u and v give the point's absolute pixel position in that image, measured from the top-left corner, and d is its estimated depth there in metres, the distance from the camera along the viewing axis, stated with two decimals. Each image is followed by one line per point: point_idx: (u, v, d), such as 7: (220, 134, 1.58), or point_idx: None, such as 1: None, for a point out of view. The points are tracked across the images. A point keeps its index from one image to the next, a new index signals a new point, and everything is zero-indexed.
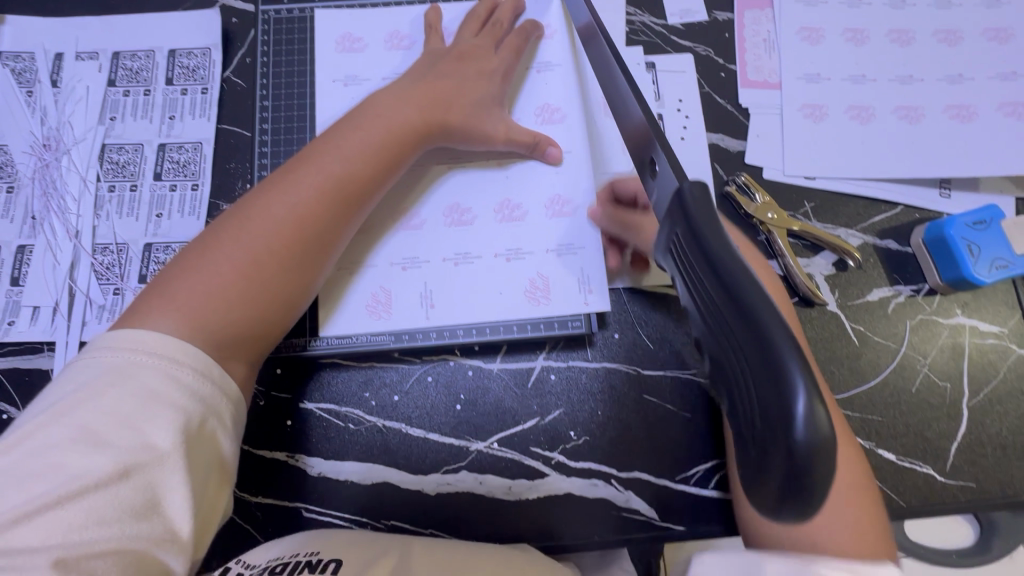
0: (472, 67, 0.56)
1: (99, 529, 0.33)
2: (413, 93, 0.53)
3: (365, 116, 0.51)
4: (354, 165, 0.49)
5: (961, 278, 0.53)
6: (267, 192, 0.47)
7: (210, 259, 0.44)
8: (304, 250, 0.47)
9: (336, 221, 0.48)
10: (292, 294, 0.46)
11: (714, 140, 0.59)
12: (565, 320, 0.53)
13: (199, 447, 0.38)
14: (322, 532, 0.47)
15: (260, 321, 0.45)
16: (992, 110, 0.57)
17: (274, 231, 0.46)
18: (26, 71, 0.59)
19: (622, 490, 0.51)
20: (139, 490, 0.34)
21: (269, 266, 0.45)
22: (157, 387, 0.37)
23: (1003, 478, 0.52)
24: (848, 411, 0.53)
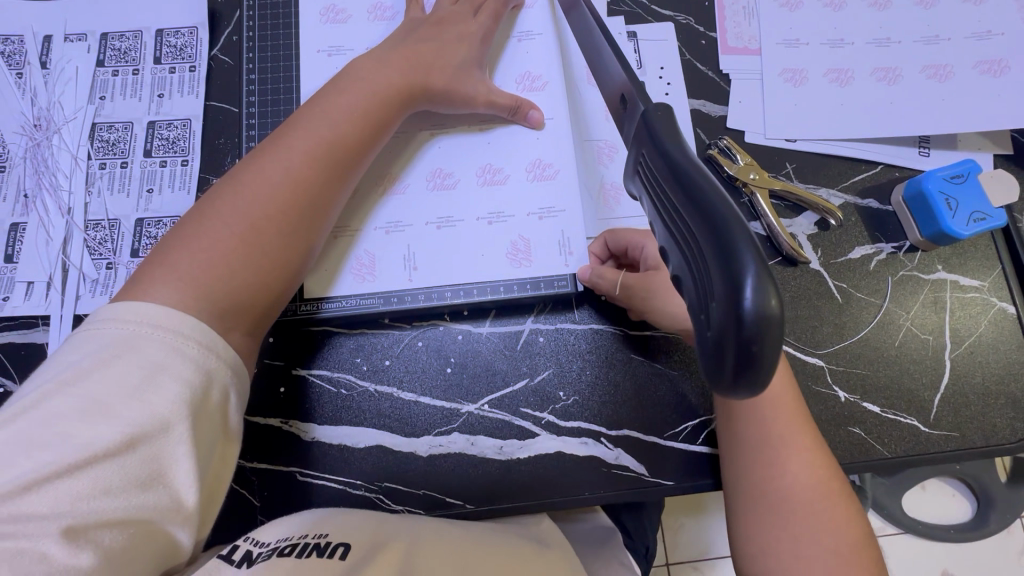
0: (452, 32, 0.56)
1: (107, 499, 0.33)
2: (392, 58, 0.53)
3: (348, 82, 0.52)
4: (343, 130, 0.49)
5: (940, 232, 0.54)
6: (259, 158, 0.47)
7: (208, 226, 0.44)
8: (300, 214, 0.47)
9: (330, 186, 0.49)
10: (291, 259, 0.47)
11: (696, 106, 0.60)
12: (551, 281, 0.54)
13: (204, 420, 0.37)
14: (328, 513, 0.46)
15: (263, 287, 0.45)
16: (968, 69, 0.58)
17: (270, 195, 0.45)
18: (15, 53, 0.60)
19: (611, 448, 0.52)
20: (145, 462, 0.34)
21: (268, 231, 0.45)
22: (163, 360, 0.36)
23: (985, 427, 0.53)
24: (832, 366, 0.54)
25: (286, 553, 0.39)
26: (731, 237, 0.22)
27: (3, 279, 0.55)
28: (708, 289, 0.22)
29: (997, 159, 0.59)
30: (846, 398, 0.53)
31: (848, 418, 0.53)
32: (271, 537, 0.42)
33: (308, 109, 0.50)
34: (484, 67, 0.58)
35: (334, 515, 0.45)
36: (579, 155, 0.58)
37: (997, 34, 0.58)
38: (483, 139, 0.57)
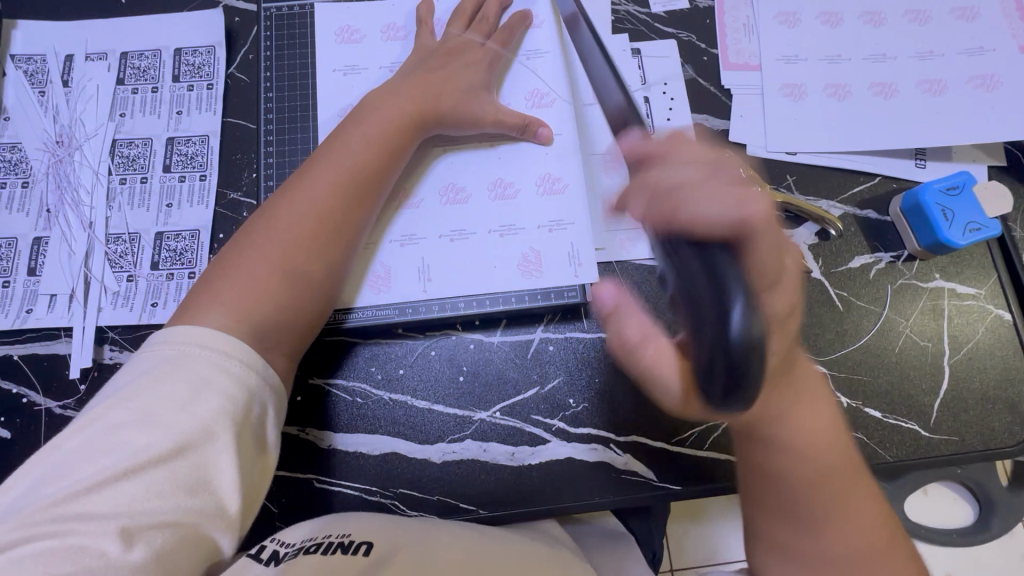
0: (460, 61, 0.59)
1: (157, 501, 0.36)
2: (405, 85, 0.56)
3: (365, 111, 0.54)
4: (364, 157, 0.52)
5: (937, 241, 0.55)
6: (289, 188, 0.50)
7: (247, 256, 0.47)
8: (329, 238, 0.49)
9: (356, 211, 0.51)
10: (323, 282, 0.49)
11: (699, 121, 0.62)
12: (561, 291, 0.56)
13: (248, 433, 0.40)
14: (349, 514, 0.48)
15: (299, 309, 0.47)
16: (962, 83, 0.60)
17: (300, 223, 0.48)
18: (37, 72, 0.62)
19: (620, 453, 0.53)
20: (192, 468, 0.37)
21: (300, 257, 0.48)
22: (210, 376, 0.40)
23: (984, 431, 0.54)
24: (834, 372, 0.55)
25: (310, 551, 0.42)
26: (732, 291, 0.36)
27: (26, 292, 0.56)
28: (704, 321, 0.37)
29: (992, 170, 0.61)
30: (848, 404, 0.54)
31: (851, 423, 0.54)
32: (295, 537, 0.44)
33: (333, 138, 0.53)
34: (492, 86, 0.60)
35: (353, 517, 0.48)
36: (585, 168, 0.59)
37: (989, 49, 0.60)
38: (491, 153, 0.59)
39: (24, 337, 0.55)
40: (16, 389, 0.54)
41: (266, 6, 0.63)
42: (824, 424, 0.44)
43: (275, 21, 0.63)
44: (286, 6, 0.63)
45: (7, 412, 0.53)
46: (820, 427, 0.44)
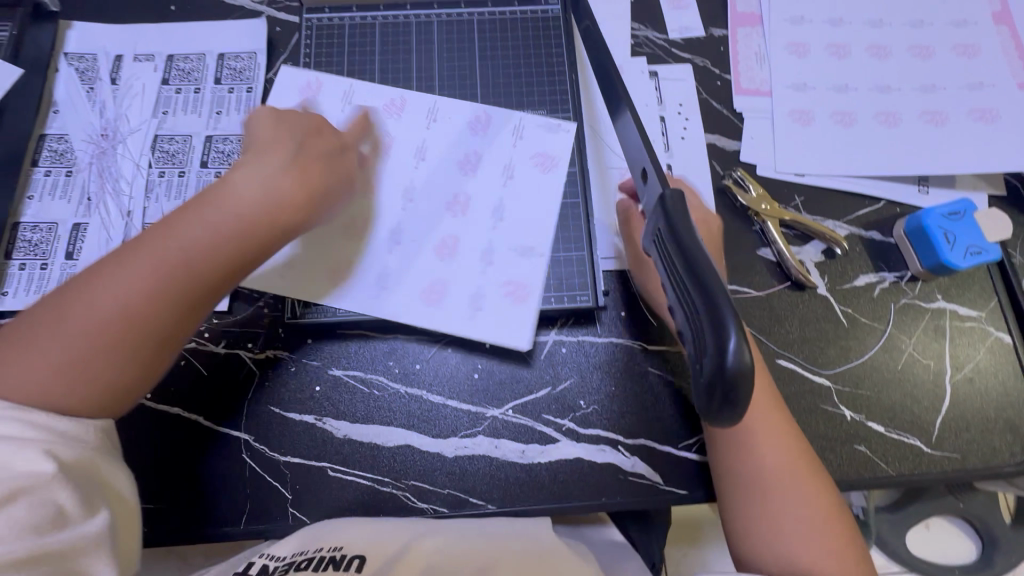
0: (331, 151, 0.55)
1: (2, 542, 0.34)
2: (274, 168, 0.50)
3: (209, 195, 0.48)
4: (231, 232, 0.46)
5: (938, 263, 0.57)
6: (98, 276, 0.43)
7: (20, 353, 0.40)
8: (137, 337, 0.42)
9: (183, 303, 0.44)
10: (125, 379, 0.42)
11: (711, 141, 0.65)
12: (574, 295, 0.58)
13: (83, 470, 0.39)
14: (328, 524, 0.50)
15: (79, 409, 0.41)
16: (963, 116, 0.63)
17: (97, 319, 0.42)
18: (88, 70, 0.65)
19: (628, 455, 0.55)
20: (35, 506, 0.35)
21: (131, 339, 0.42)
22: (18, 433, 0.37)
23: (984, 451, 0.55)
24: (838, 386, 0.57)
25: (302, 568, 0.44)
26: (715, 298, 0.29)
27: (63, 275, 0.58)
28: (701, 347, 0.29)
29: (992, 198, 0.63)
30: (852, 417, 0.56)
31: (853, 436, 0.55)
32: (285, 550, 0.47)
33: (167, 222, 0.46)
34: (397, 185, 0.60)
35: (347, 522, 0.49)
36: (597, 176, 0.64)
37: (989, 85, 0.64)
38: (391, 243, 0.58)
39: None
40: None
41: (309, 17, 0.66)
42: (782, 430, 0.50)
43: (316, 31, 0.66)
44: (327, 17, 0.67)
45: None
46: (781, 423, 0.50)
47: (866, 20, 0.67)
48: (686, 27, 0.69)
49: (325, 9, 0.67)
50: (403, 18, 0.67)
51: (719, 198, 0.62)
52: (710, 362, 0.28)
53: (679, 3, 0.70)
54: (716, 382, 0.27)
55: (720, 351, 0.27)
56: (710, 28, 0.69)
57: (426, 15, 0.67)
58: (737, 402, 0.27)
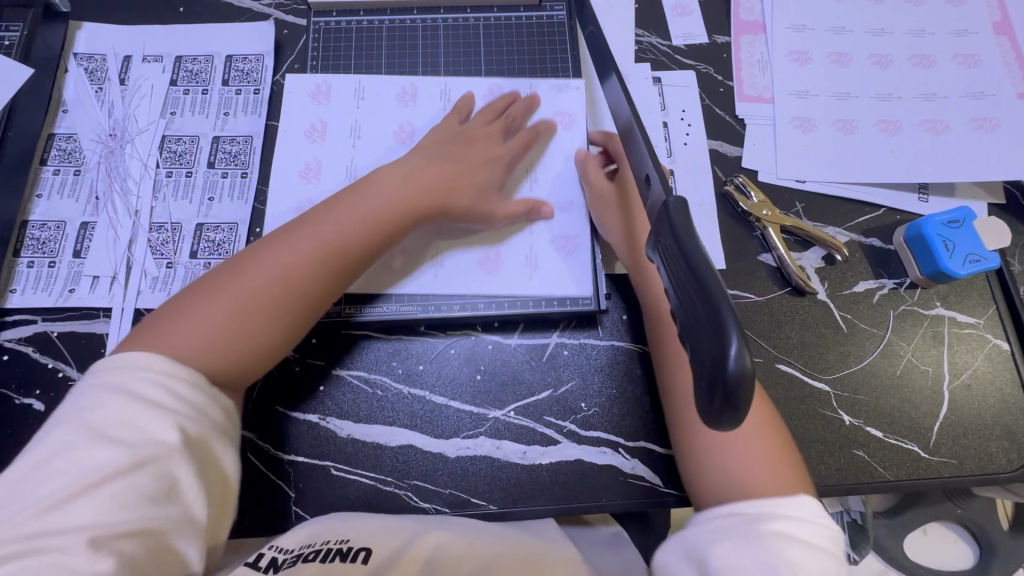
0: (480, 151, 0.61)
1: (122, 511, 0.37)
2: (416, 170, 0.57)
3: (368, 187, 0.55)
4: (357, 231, 0.53)
5: (937, 270, 0.58)
6: (270, 245, 0.51)
7: (200, 301, 0.47)
8: (287, 306, 0.49)
9: (326, 283, 0.51)
10: (268, 344, 0.48)
11: (714, 147, 0.65)
12: (576, 299, 0.59)
13: (200, 450, 0.41)
14: (340, 519, 0.50)
15: (232, 366, 0.46)
16: (963, 125, 0.63)
17: (261, 284, 0.48)
18: (97, 70, 0.66)
19: (628, 457, 0.55)
20: (153, 479, 0.38)
21: (268, 314, 0.48)
22: (157, 398, 0.41)
23: (981, 457, 0.56)
24: (837, 391, 0.57)
25: (309, 559, 0.44)
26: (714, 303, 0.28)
27: (70, 273, 0.59)
28: (700, 351, 0.28)
29: (991, 207, 0.64)
30: (850, 422, 0.56)
31: (852, 441, 0.56)
32: (292, 542, 0.46)
33: (310, 219, 0.53)
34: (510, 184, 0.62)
35: (353, 519, 0.50)
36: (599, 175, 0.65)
37: (989, 94, 0.64)
38: (510, 242, 0.61)
39: (64, 315, 0.58)
40: (52, 364, 0.56)
41: (316, 21, 0.67)
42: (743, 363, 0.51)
43: (323, 34, 0.67)
44: (334, 21, 0.67)
45: (42, 385, 0.56)
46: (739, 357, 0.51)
47: (868, 28, 0.68)
48: (689, 34, 0.70)
49: (332, 13, 0.68)
50: (409, 22, 0.68)
51: (720, 203, 0.63)
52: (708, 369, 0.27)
53: (683, 10, 0.71)
54: (718, 388, 0.27)
55: (721, 357, 0.26)
56: (713, 35, 0.70)
57: (433, 20, 0.68)
58: (737, 408, 0.26)
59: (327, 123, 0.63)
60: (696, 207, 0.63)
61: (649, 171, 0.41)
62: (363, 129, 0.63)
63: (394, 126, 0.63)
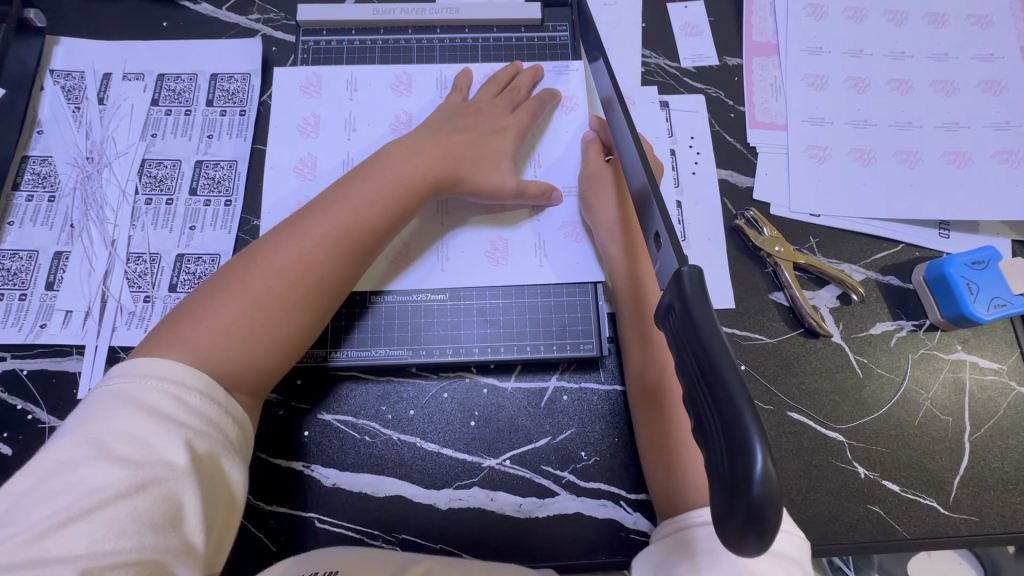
0: (488, 125, 0.58)
1: (120, 540, 0.32)
2: (424, 145, 0.54)
3: (374, 167, 0.52)
4: (365, 210, 0.49)
5: (960, 314, 0.55)
6: (280, 234, 0.48)
7: (215, 297, 0.44)
8: (307, 295, 0.46)
9: (344, 267, 0.48)
10: (290, 334, 0.45)
11: (724, 176, 0.62)
12: (577, 342, 0.55)
13: (207, 470, 0.37)
14: (331, 551, 0.45)
15: (257, 361, 0.44)
16: (987, 157, 0.60)
17: (278, 275, 0.45)
18: (75, 89, 0.63)
19: (630, 512, 0.52)
20: (158, 502, 0.34)
21: (289, 304, 0.45)
22: (166, 409, 0.37)
23: (1005, 514, 0.53)
24: (852, 441, 0.54)
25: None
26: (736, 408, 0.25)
27: (42, 306, 0.56)
28: (713, 458, 0.25)
29: (1015, 245, 0.60)
30: (866, 474, 0.53)
31: (868, 495, 0.53)
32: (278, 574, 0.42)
33: (317, 202, 0.50)
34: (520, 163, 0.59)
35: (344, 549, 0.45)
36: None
37: (1015, 125, 0.61)
38: (521, 227, 0.58)
39: (35, 352, 0.54)
40: (21, 406, 0.53)
41: (305, 39, 0.64)
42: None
43: (312, 54, 0.63)
44: (325, 39, 0.64)
45: (9, 428, 0.52)
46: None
47: (888, 51, 0.64)
48: (698, 55, 0.66)
49: (322, 31, 0.64)
50: (404, 41, 0.64)
51: (730, 237, 0.60)
52: (728, 482, 0.24)
53: (692, 30, 0.67)
54: (739, 508, 0.24)
55: (745, 475, 0.24)
56: (724, 57, 0.67)
57: (429, 40, 0.64)
58: (762, 532, 0.23)
59: (321, 117, 0.60)
60: (704, 242, 0.59)
61: (659, 228, 0.38)
62: (359, 122, 0.60)
63: (391, 116, 0.61)
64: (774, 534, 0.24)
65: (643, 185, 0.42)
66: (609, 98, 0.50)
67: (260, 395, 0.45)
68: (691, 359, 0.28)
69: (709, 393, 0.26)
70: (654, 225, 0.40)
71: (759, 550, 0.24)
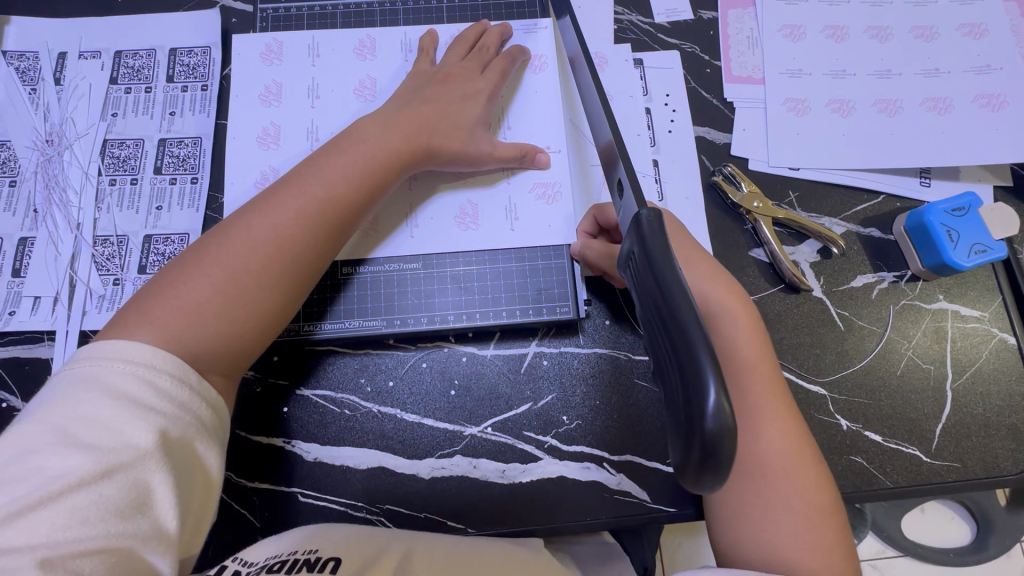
0: (457, 91, 0.56)
1: (83, 527, 0.32)
2: (395, 121, 0.52)
3: (348, 141, 0.50)
4: (340, 185, 0.48)
5: (941, 263, 0.54)
6: (252, 211, 0.46)
7: (188, 275, 0.43)
8: (284, 273, 0.45)
9: (321, 245, 0.47)
10: (269, 312, 0.44)
11: (701, 134, 0.61)
12: (554, 306, 0.55)
13: (179, 454, 0.36)
14: (315, 528, 0.45)
15: (233, 339, 0.43)
16: (967, 103, 0.59)
17: (252, 252, 0.44)
18: (29, 69, 0.61)
19: (613, 473, 0.52)
20: (124, 489, 0.33)
21: (263, 281, 0.44)
22: (134, 393, 0.36)
23: (986, 458, 0.53)
24: (834, 394, 0.54)
25: (275, 570, 0.38)
26: (696, 351, 0.25)
27: (10, 293, 0.55)
28: (676, 400, 0.26)
29: (997, 190, 0.60)
30: (849, 426, 0.53)
31: (850, 447, 0.53)
32: (260, 556, 0.40)
33: (292, 178, 0.48)
34: (490, 125, 0.58)
35: (326, 530, 0.44)
36: (571, 141, 0.59)
37: (996, 68, 0.60)
38: (494, 191, 0.57)
39: (5, 341, 0.54)
40: None
41: (264, 7, 0.62)
42: (755, 376, 0.44)
43: (272, 22, 0.61)
44: (284, 7, 0.62)
45: None
46: (750, 369, 0.44)
47: None
48: (673, 9, 0.64)
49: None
50: (367, 6, 0.62)
51: (708, 194, 0.59)
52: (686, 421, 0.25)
53: None
54: (695, 445, 0.25)
55: (700, 411, 0.24)
56: (698, 10, 0.65)
57: (392, 4, 0.62)
58: (719, 467, 0.24)
59: (283, 86, 0.58)
60: (683, 201, 0.58)
61: (622, 176, 0.38)
62: (322, 88, 0.58)
63: (356, 83, 0.59)
64: (731, 471, 0.25)
65: (611, 142, 0.40)
66: (577, 56, 0.49)
67: (237, 375, 0.44)
68: (656, 313, 0.28)
69: (672, 348, 0.26)
70: (619, 176, 0.39)
71: (720, 484, 0.26)
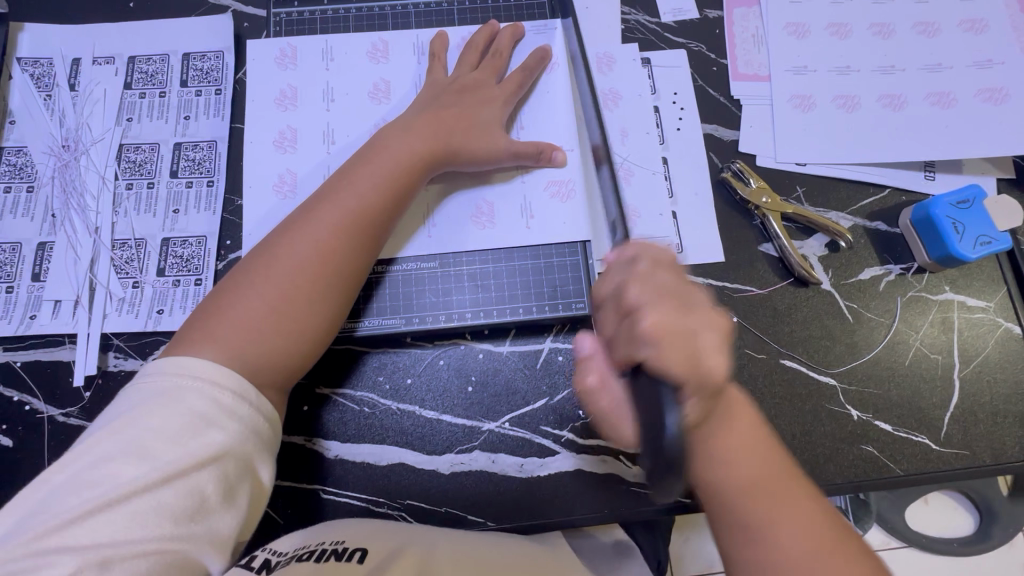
0: (471, 94, 0.57)
1: (142, 528, 0.33)
2: (415, 125, 0.53)
3: (371, 151, 0.51)
4: (374, 196, 0.49)
5: (947, 254, 0.55)
6: (292, 228, 0.47)
7: (239, 295, 0.44)
8: (330, 287, 0.46)
9: (361, 256, 0.48)
10: (320, 326, 0.45)
11: (709, 131, 0.62)
12: (569, 302, 0.56)
13: (239, 469, 0.37)
14: (337, 522, 0.46)
15: (288, 354, 0.43)
16: (970, 97, 0.60)
17: (299, 269, 0.45)
18: (44, 75, 0.61)
19: (630, 465, 0.53)
20: (183, 496, 0.35)
21: (313, 295, 0.45)
22: (202, 409, 0.37)
23: (993, 446, 0.54)
24: (844, 385, 0.55)
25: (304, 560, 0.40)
26: None
27: (30, 297, 0.55)
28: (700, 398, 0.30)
29: (1000, 183, 0.61)
30: (859, 416, 0.54)
31: (861, 436, 0.54)
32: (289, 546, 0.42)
33: (326, 192, 0.49)
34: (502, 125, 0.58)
35: (346, 521, 0.46)
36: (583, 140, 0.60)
37: (998, 63, 0.61)
38: (507, 190, 0.58)
39: (29, 344, 0.54)
40: (18, 397, 0.53)
41: (277, 12, 0.62)
42: None
43: (285, 26, 0.62)
44: (297, 11, 0.62)
45: (7, 419, 0.52)
46: None
47: None
48: (679, 9, 0.65)
49: (294, 4, 0.63)
50: (378, 9, 0.63)
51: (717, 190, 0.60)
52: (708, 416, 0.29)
53: None
54: None
55: None
56: (704, 10, 0.65)
57: (402, 6, 0.63)
58: None
59: (298, 89, 0.59)
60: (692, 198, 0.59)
61: None
62: (336, 91, 0.59)
63: (369, 85, 0.60)
64: None
65: None
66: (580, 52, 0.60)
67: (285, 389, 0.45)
68: None
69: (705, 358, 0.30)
70: None
71: None
